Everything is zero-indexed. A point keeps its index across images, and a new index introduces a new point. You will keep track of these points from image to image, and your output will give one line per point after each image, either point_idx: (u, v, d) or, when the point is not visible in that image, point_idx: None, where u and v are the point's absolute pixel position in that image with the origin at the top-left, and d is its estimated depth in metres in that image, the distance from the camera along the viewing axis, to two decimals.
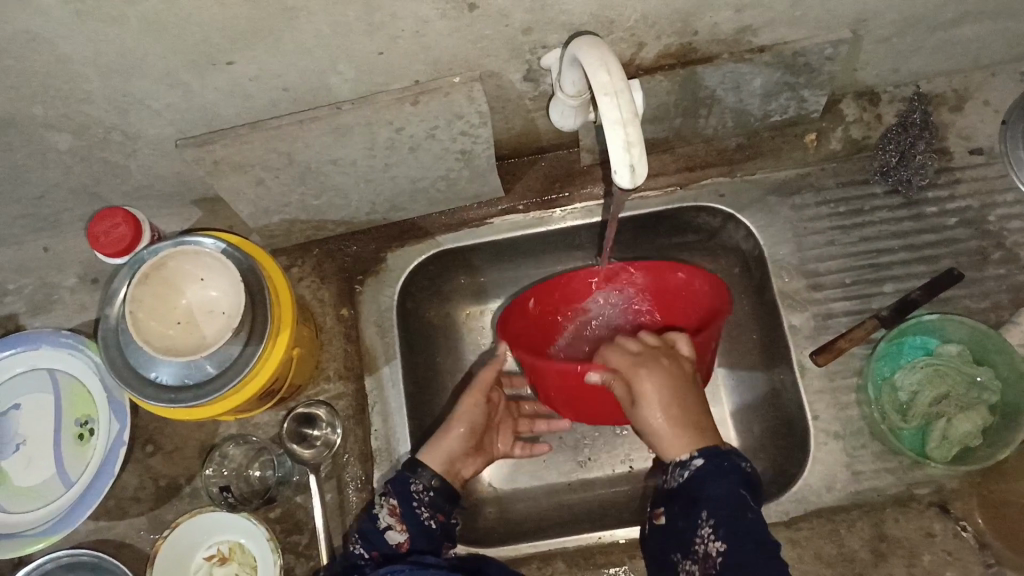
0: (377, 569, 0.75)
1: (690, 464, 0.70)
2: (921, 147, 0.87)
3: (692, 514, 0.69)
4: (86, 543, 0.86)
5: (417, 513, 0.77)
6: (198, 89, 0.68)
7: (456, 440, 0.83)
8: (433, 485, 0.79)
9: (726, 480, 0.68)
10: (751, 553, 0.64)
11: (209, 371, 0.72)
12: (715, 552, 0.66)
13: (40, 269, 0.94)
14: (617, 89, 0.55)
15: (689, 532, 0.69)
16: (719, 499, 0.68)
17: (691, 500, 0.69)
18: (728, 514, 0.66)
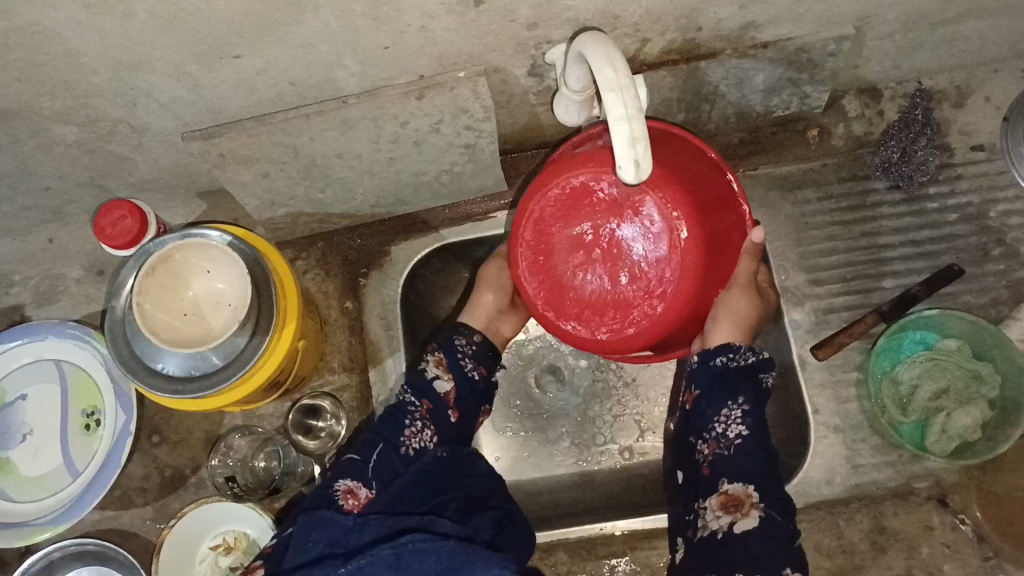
0: (431, 418, 0.76)
1: (747, 356, 0.74)
2: (922, 143, 0.87)
3: (719, 398, 0.73)
4: (93, 532, 0.87)
5: (461, 364, 0.80)
6: (206, 83, 0.68)
7: (490, 298, 0.85)
8: (474, 342, 0.83)
9: (754, 387, 0.74)
10: (762, 450, 0.70)
11: (215, 363, 0.73)
12: (734, 435, 0.71)
13: (45, 261, 0.95)
14: (622, 85, 0.55)
15: (713, 411, 0.73)
16: (748, 395, 0.73)
17: (723, 385, 0.73)
18: (757, 411, 0.72)
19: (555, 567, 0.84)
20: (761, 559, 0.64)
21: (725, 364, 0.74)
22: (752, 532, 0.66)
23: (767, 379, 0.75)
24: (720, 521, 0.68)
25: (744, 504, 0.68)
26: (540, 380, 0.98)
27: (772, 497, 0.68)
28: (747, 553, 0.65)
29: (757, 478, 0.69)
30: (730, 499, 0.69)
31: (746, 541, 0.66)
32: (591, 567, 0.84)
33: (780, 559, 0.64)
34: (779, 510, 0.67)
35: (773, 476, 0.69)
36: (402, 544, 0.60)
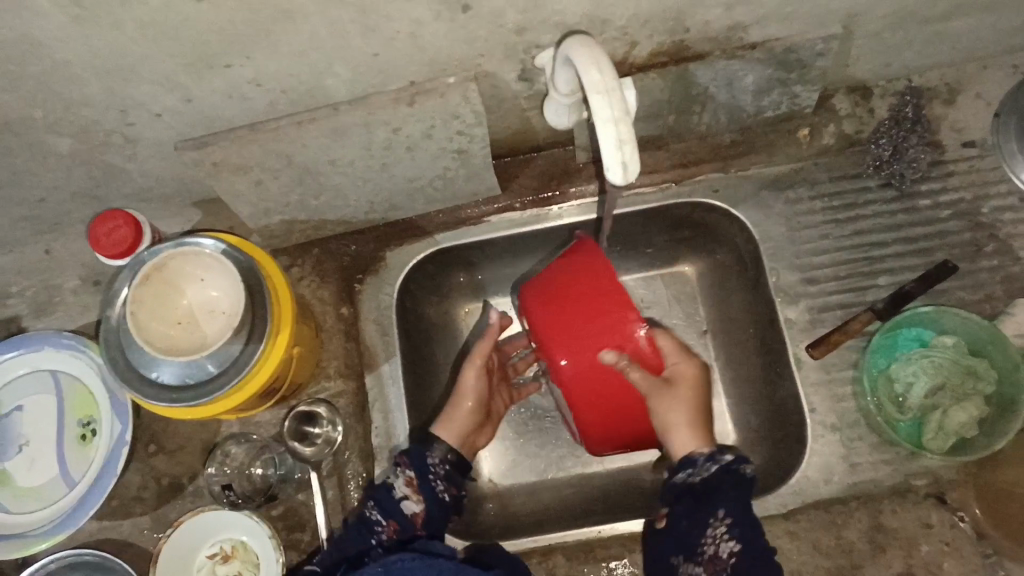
0: (397, 538, 0.77)
1: (715, 461, 0.76)
2: (914, 141, 0.88)
3: (702, 514, 0.73)
4: (90, 543, 0.87)
5: (433, 487, 0.80)
6: (197, 92, 0.69)
7: (467, 415, 0.87)
8: (444, 460, 0.82)
9: (733, 490, 0.73)
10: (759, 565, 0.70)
11: (210, 370, 0.73)
12: (727, 552, 0.71)
13: (41, 272, 0.95)
14: (609, 87, 0.55)
15: (697, 532, 0.73)
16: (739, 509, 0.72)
17: (705, 500, 0.74)
18: (743, 518, 0.72)
19: (553, 571, 0.82)
20: None
21: (693, 477, 0.76)
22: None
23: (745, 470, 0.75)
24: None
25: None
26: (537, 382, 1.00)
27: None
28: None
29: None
30: None
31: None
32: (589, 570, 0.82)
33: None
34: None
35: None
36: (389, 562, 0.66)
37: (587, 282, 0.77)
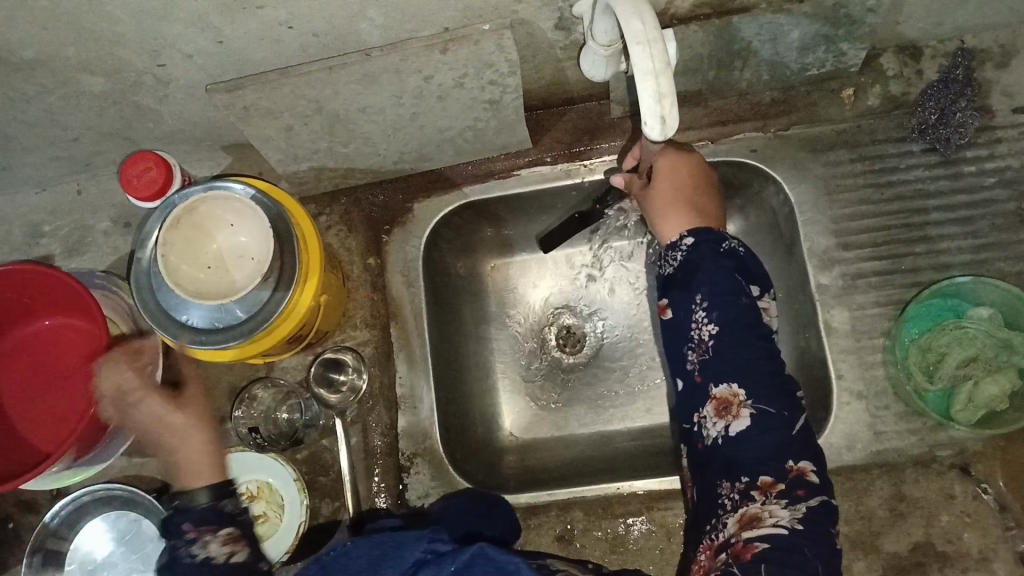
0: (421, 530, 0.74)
1: (677, 250, 0.71)
2: (962, 104, 0.85)
3: (685, 298, 0.68)
4: (119, 479, 0.89)
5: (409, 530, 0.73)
6: (230, 34, 0.68)
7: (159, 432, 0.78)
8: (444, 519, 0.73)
9: (712, 255, 0.68)
10: (740, 341, 0.66)
11: (239, 316, 0.74)
12: (706, 336, 0.67)
13: (74, 212, 0.95)
14: (650, 39, 0.53)
15: (684, 321, 0.69)
16: (706, 274, 0.68)
17: (683, 286, 0.69)
18: (720, 297, 0.67)
19: (571, 525, 0.84)
20: (768, 458, 0.63)
21: (665, 270, 0.72)
22: (745, 436, 0.64)
23: (727, 245, 0.69)
24: (716, 427, 0.66)
25: (740, 412, 0.64)
26: (562, 346, 1.00)
27: (765, 394, 0.64)
28: (742, 452, 0.64)
29: (741, 372, 0.65)
30: (720, 402, 0.66)
31: (750, 448, 0.64)
32: (606, 526, 0.84)
33: (781, 450, 0.63)
34: (774, 403, 0.64)
35: (753, 362, 0.65)
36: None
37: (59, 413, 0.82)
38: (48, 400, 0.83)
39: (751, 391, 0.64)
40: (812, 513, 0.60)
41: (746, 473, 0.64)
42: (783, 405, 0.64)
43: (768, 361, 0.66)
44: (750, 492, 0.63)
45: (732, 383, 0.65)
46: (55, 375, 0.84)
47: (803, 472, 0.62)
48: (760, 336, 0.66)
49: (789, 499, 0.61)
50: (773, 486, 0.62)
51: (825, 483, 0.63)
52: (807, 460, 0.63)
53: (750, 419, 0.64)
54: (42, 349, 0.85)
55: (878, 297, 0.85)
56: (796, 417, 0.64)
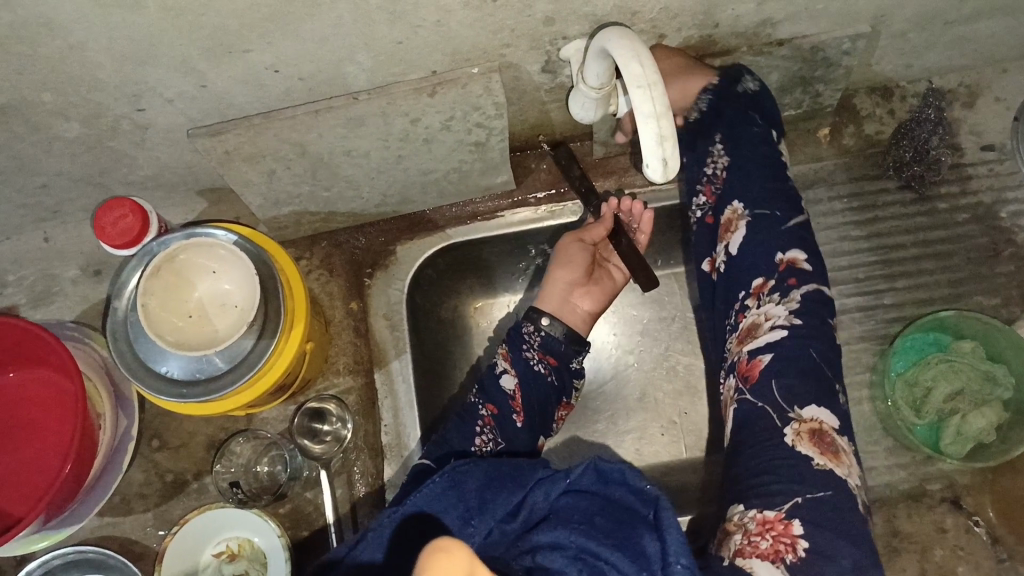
0: (497, 425, 0.77)
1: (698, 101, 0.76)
2: (934, 143, 0.88)
3: (700, 153, 0.77)
4: (89, 540, 0.84)
5: (480, 422, 0.76)
6: (214, 78, 0.66)
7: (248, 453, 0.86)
8: (544, 326, 0.83)
9: (725, 103, 0.76)
10: (761, 176, 0.74)
11: (220, 365, 0.71)
12: (721, 169, 0.76)
13: (40, 261, 0.92)
14: (650, 82, 0.53)
15: (698, 167, 0.78)
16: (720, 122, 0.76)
17: (699, 134, 0.77)
18: (735, 136, 0.76)
19: None
20: (750, 257, 0.72)
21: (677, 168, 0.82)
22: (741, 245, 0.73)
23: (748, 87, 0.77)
24: (721, 247, 0.75)
25: (737, 226, 0.74)
26: None
27: (767, 206, 0.73)
28: (736, 267, 0.73)
29: (749, 197, 0.74)
30: (723, 224, 0.75)
31: (745, 254, 0.73)
32: None
33: (769, 250, 0.72)
34: (775, 206, 0.73)
35: (760, 182, 0.74)
36: (448, 470, 0.59)
37: (29, 473, 0.78)
38: (16, 459, 0.79)
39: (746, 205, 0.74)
40: (806, 299, 0.69)
41: (744, 289, 0.73)
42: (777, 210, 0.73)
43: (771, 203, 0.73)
44: (746, 301, 0.72)
45: (732, 205, 0.75)
46: (20, 434, 0.79)
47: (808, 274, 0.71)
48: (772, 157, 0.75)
49: (781, 293, 0.70)
50: (768, 288, 0.71)
51: (817, 269, 0.71)
52: (795, 250, 0.71)
53: (748, 229, 0.73)
54: (9, 404, 0.80)
55: (862, 331, 0.86)
56: (790, 215, 0.73)
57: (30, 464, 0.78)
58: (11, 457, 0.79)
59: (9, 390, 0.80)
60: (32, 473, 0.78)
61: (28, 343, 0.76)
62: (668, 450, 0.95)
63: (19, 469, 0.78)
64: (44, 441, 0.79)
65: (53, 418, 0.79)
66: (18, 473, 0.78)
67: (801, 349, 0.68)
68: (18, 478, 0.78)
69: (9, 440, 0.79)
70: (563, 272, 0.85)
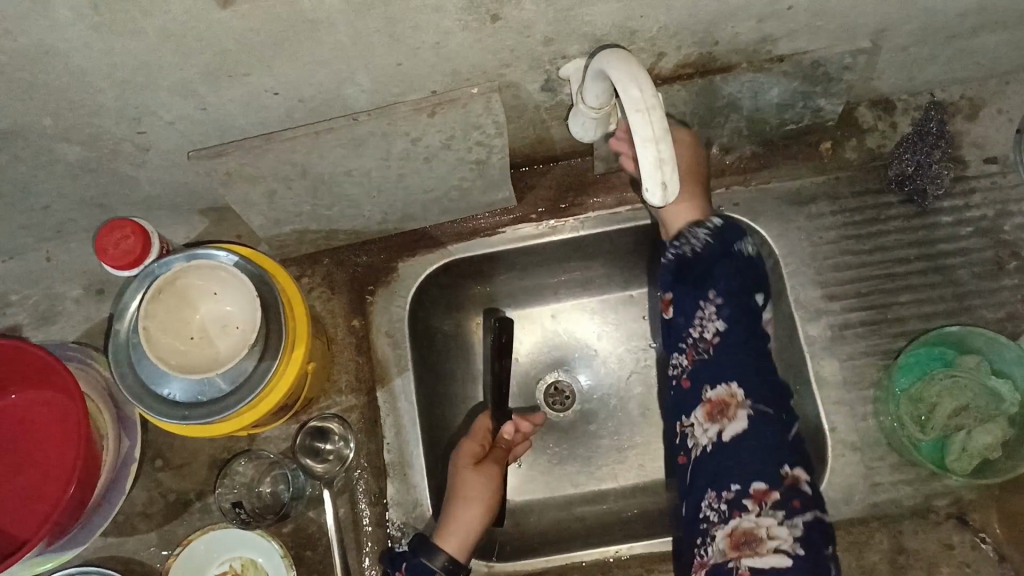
0: None
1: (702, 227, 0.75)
2: (937, 156, 0.87)
3: (688, 299, 0.73)
4: (93, 560, 0.84)
5: None
6: (214, 101, 0.66)
7: (252, 472, 0.86)
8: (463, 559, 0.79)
9: (715, 254, 0.73)
10: (744, 339, 0.72)
11: (223, 387, 0.71)
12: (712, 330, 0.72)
13: (43, 280, 0.92)
14: (649, 106, 0.53)
15: (689, 311, 0.73)
16: (711, 275, 0.72)
17: (698, 279, 0.73)
18: (732, 300, 0.72)
19: None
20: (745, 462, 0.67)
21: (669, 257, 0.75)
22: (739, 436, 0.68)
23: (741, 245, 0.74)
24: (707, 434, 0.71)
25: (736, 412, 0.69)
26: (551, 402, 0.99)
27: (760, 393, 0.70)
28: (725, 458, 0.68)
29: (739, 368, 0.71)
30: (714, 405, 0.71)
31: (735, 441, 0.68)
32: None
33: (705, 392, 0.71)
34: (772, 407, 0.70)
35: (755, 362, 0.71)
36: None
37: (31, 496, 0.78)
38: (16, 483, 0.79)
39: (746, 390, 0.70)
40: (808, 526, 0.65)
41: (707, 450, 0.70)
42: (763, 394, 0.70)
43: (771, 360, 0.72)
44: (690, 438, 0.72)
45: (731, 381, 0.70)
46: (21, 457, 0.80)
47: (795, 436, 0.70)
48: (762, 344, 0.72)
49: (785, 512, 0.65)
50: (717, 449, 0.69)
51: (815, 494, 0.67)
52: (802, 469, 0.67)
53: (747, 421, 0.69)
54: (11, 427, 0.80)
55: (866, 347, 0.86)
56: (787, 408, 0.71)
57: (31, 488, 0.78)
58: (12, 481, 0.79)
59: (11, 413, 0.81)
60: (34, 496, 0.78)
61: (30, 367, 0.77)
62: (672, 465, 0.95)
63: (20, 492, 0.78)
64: (46, 464, 0.79)
65: (56, 442, 0.79)
66: (19, 497, 0.78)
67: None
68: (19, 502, 0.78)
69: (10, 463, 0.79)
70: (468, 512, 0.79)
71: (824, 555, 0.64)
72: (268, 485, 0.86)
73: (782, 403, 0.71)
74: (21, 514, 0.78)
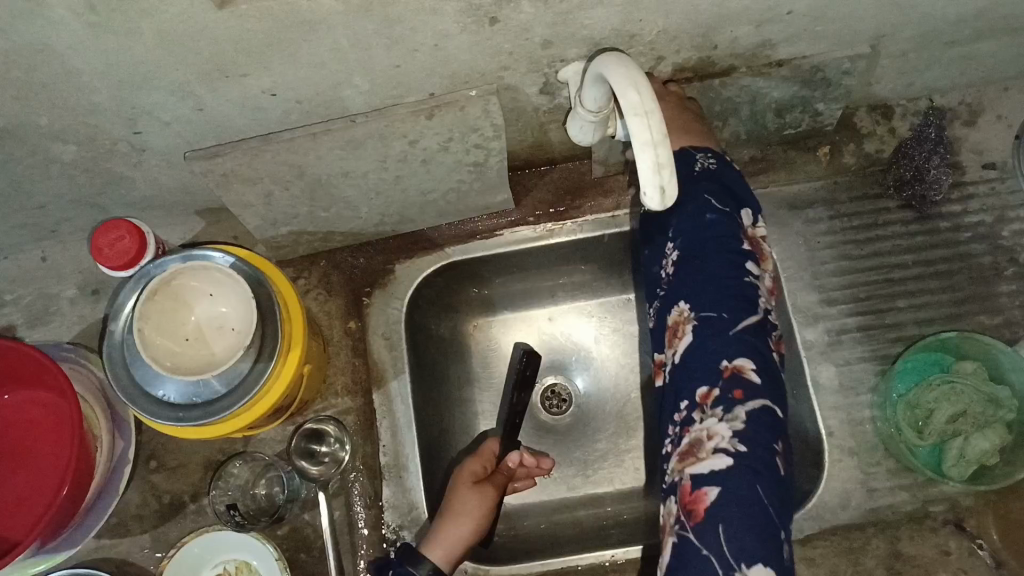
0: None
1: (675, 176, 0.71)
2: (936, 162, 0.86)
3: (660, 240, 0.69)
4: (86, 562, 0.84)
5: None
6: (211, 102, 0.66)
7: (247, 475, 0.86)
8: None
9: (679, 179, 0.67)
10: (709, 265, 0.64)
11: (218, 389, 0.71)
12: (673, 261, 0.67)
13: (38, 280, 0.92)
14: (648, 109, 0.53)
15: (660, 256, 0.70)
16: (673, 207, 0.67)
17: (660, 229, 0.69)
18: (687, 226, 0.66)
19: None
20: (698, 370, 0.62)
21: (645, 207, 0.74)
22: (689, 351, 0.63)
23: (697, 164, 0.68)
24: (672, 354, 0.66)
25: (685, 331, 0.64)
26: (547, 406, 0.99)
27: (715, 301, 0.62)
28: (691, 370, 0.63)
29: (699, 293, 0.63)
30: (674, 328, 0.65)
31: (688, 359, 0.63)
32: None
33: (716, 356, 0.61)
34: (719, 308, 0.62)
35: (720, 284, 0.63)
36: None
37: (25, 498, 0.78)
38: (11, 484, 0.78)
39: (694, 305, 0.63)
40: (752, 419, 0.59)
41: (686, 397, 0.63)
42: (726, 307, 0.62)
43: (726, 266, 0.63)
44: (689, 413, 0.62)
45: (680, 303, 0.65)
46: (17, 458, 0.79)
47: (749, 326, 0.62)
48: (726, 255, 0.64)
49: (726, 408, 0.60)
50: (711, 399, 0.61)
51: (766, 379, 0.61)
52: (740, 359, 0.60)
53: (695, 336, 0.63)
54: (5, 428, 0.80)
55: (864, 352, 0.86)
56: (739, 317, 0.62)
57: (25, 489, 0.78)
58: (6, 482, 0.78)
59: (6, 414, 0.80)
60: (28, 498, 0.78)
61: (26, 367, 0.76)
62: None
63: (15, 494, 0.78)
64: (41, 465, 0.79)
65: (50, 443, 0.79)
66: (13, 499, 0.78)
67: (747, 486, 0.56)
68: (13, 504, 0.78)
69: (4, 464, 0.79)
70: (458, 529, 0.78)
71: (766, 449, 0.58)
72: (264, 488, 0.86)
73: (743, 304, 0.62)
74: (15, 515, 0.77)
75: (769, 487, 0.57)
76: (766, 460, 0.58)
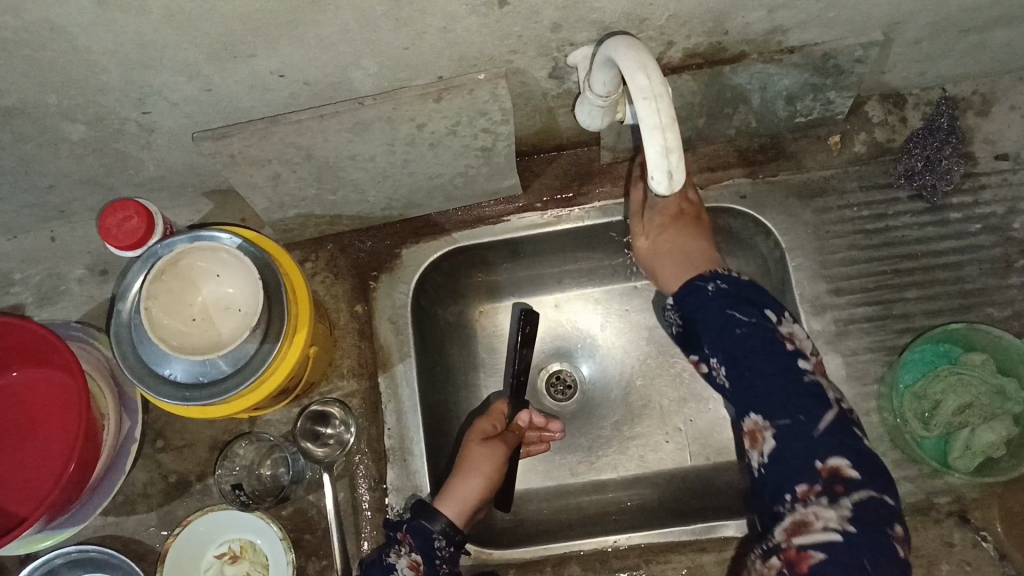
0: None
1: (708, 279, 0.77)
2: (947, 152, 0.85)
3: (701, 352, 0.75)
4: (93, 539, 0.85)
5: None
6: (219, 82, 0.66)
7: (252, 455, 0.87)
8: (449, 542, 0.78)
9: (702, 301, 0.74)
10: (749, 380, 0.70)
11: (224, 369, 0.71)
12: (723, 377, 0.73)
13: (47, 259, 0.92)
14: (656, 93, 0.53)
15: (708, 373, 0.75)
16: (707, 329, 0.73)
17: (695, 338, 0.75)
18: (720, 349, 0.72)
19: None
20: (786, 471, 0.67)
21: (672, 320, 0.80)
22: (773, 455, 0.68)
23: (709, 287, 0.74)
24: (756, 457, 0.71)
25: (765, 438, 0.69)
26: (552, 392, 0.99)
27: (785, 409, 0.68)
28: (778, 472, 0.67)
29: (761, 407, 0.69)
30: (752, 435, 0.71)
31: (776, 465, 0.68)
32: None
33: (804, 455, 0.66)
34: (782, 414, 0.68)
35: (776, 397, 0.68)
36: None
37: (32, 475, 0.78)
38: (18, 461, 0.79)
39: (765, 414, 0.69)
40: (859, 506, 0.62)
41: (788, 491, 0.66)
42: (800, 410, 0.67)
43: (774, 367, 0.69)
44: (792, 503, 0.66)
45: (749, 414, 0.70)
46: (24, 435, 0.80)
47: (829, 421, 0.66)
48: (770, 360, 0.69)
49: (830, 498, 0.63)
50: (813, 492, 0.64)
51: (868, 475, 0.64)
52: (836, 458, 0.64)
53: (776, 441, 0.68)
54: (13, 405, 0.81)
55: (871, 342, 0.85)
56: (816, 415, 0.66)
57: (32, 465, 0.79)
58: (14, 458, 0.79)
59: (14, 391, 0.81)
60: (34, 474, 0.78)
61: (31, 344, 0.77)
62: (672, 457, 0.94)
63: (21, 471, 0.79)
64: (47, 443, 0.79)
65: (56, 421, 0.80)
66: (20, 475, 0.78)
67: (855, 557, 0.60)
68: (20, 480, 0.78)
69: (12, 441, 0.80)
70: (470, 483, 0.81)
71: (880, 531, 0.61)
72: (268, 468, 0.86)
73: (800, 403, 0.67)
74: (22, 491, 0.78)
75: (880, 558, 0.59)
76: (880, 539, 0.60)
